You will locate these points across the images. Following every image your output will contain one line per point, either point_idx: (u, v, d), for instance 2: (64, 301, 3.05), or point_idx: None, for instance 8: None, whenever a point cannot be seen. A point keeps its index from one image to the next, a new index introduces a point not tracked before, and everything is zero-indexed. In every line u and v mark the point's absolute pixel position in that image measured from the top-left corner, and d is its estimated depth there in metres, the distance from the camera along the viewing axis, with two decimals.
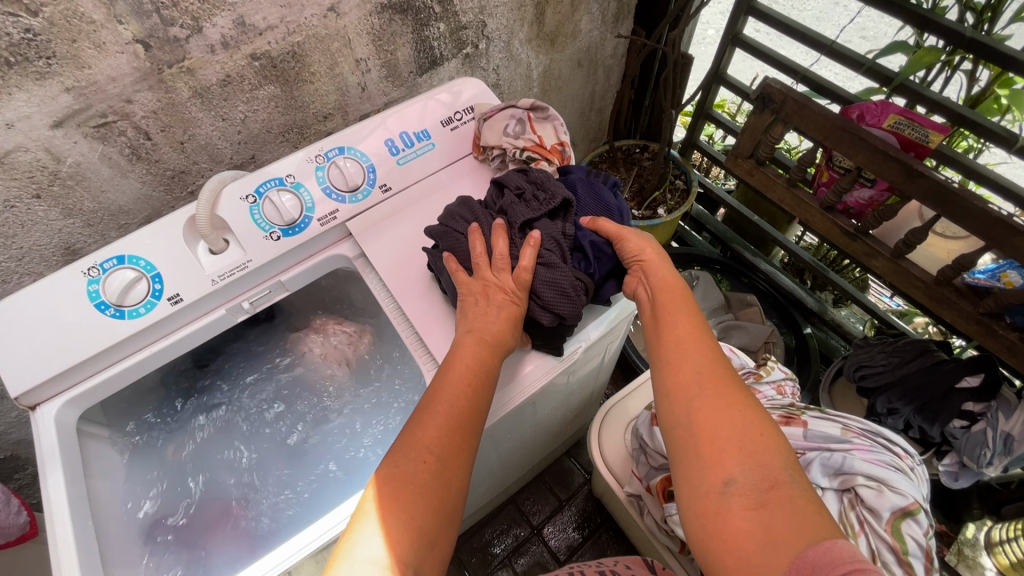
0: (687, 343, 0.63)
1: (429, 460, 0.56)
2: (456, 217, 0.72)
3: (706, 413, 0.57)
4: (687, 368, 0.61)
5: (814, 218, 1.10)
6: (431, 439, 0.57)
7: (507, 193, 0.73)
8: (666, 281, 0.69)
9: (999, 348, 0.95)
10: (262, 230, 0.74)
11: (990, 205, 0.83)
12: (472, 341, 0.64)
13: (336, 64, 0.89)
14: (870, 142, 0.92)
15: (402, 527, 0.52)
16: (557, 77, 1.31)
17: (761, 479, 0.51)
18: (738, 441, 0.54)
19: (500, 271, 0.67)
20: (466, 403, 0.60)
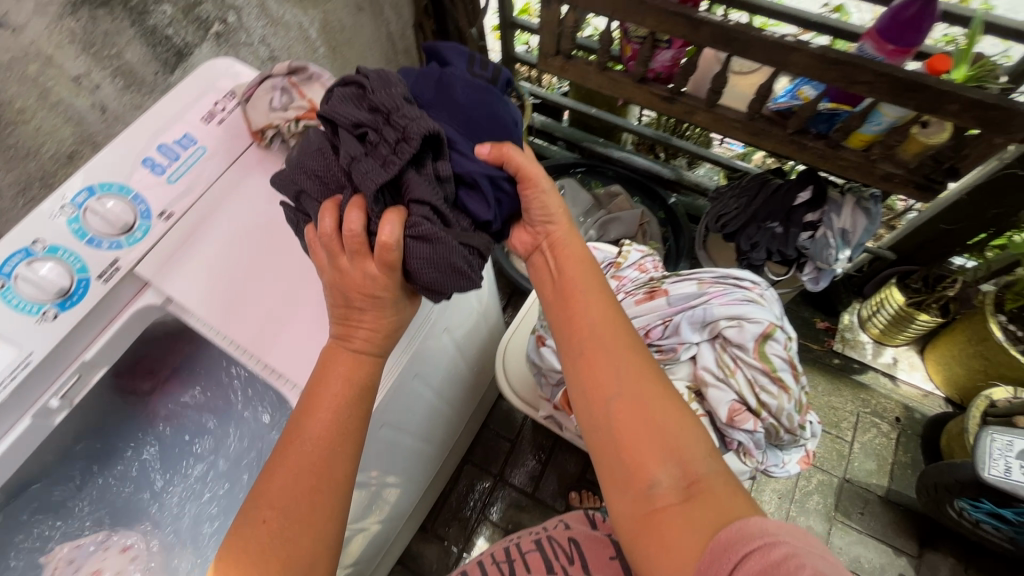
0: (603, 339, 0.61)
1: (273, 517, 0.52)
2: (307, 181, 0.58)
3: (627, 413, 0.57)
4: (604, 368, 0.60)
5: (634, 94, 1.12)
6: (280, 492, 0.53)
7: (349, 143, 0.56)
8: (570, 261, 0.67)
9: (813, 159, 1.04)
10: (29, 314, 0.60)
11: (766, 32, 0.88)
12: (341, 354, 0.60)
13: (48, 91, 0.72)
14: (651, 4, 0.92)
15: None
16: (340, 29, 1.19)
17: (683, 474, 0.54)
18: (657, 438, 0.56)
19: (361, 258, 0.56)
20: (335, 431, 0.56)
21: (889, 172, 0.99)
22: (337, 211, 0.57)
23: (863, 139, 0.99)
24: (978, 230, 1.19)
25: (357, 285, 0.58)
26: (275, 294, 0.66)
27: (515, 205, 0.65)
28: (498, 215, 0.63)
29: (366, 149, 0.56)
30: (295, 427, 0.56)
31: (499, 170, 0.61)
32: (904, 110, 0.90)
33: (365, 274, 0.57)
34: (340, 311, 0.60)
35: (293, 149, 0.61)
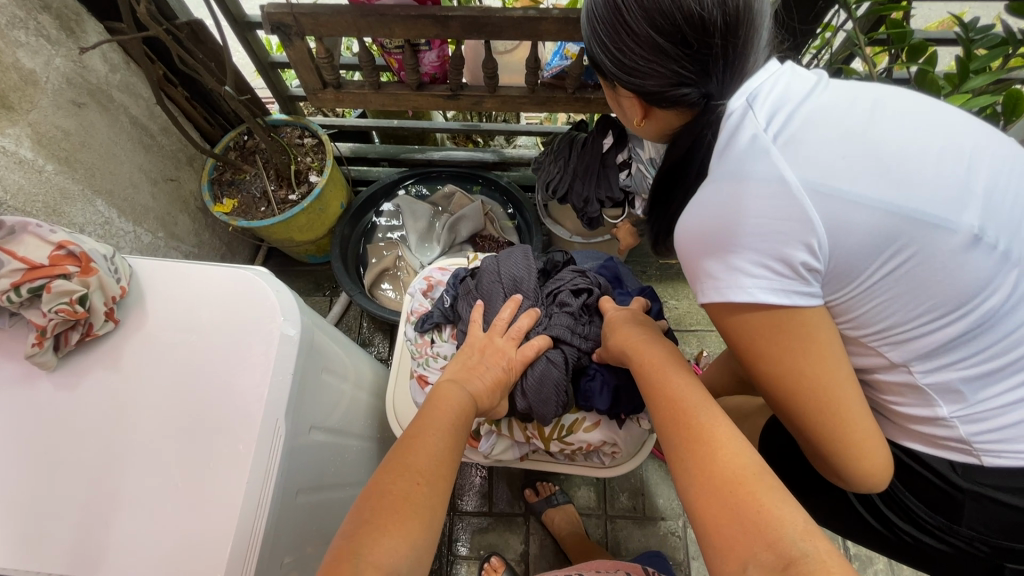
0: (686, 415, 0.52)
1: (424, 484, 0.52)
2: (508, 282, 0.78)
3: (716, 491, 0.46)
4: (689, 438, 0.50)
5: (418, 102, 1.08)
6: (430, 457, 0.55)
7: (561, 296, 0.77)
8: (637, 344, 0.63)
9: (601, 108, 1.10)
10: None
11: (509, 10, 0.89)
12: (455, 385, 0.65)
13: None
14: (391, 15, 0.89)
15: (400, 550, 0.47)
16: (62, 136, 1.00)
17: (775, 559, 0.41)
18: (743, 514, 0.44)
19: (510, 345, 0.71)
20: (451, 443, 0.58)
21: None
22: (516, 309, 0.74)
23: None
24: None
25: (494, 359, 0.69)
26: (82, 492, 0.52)
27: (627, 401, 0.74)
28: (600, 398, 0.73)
29: (565, 307, 0.76)
30: (438, 414, 0.60)
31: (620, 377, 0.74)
32: None
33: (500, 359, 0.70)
34: (465, 364, 0.69)
35: (510, 266, 0.80)
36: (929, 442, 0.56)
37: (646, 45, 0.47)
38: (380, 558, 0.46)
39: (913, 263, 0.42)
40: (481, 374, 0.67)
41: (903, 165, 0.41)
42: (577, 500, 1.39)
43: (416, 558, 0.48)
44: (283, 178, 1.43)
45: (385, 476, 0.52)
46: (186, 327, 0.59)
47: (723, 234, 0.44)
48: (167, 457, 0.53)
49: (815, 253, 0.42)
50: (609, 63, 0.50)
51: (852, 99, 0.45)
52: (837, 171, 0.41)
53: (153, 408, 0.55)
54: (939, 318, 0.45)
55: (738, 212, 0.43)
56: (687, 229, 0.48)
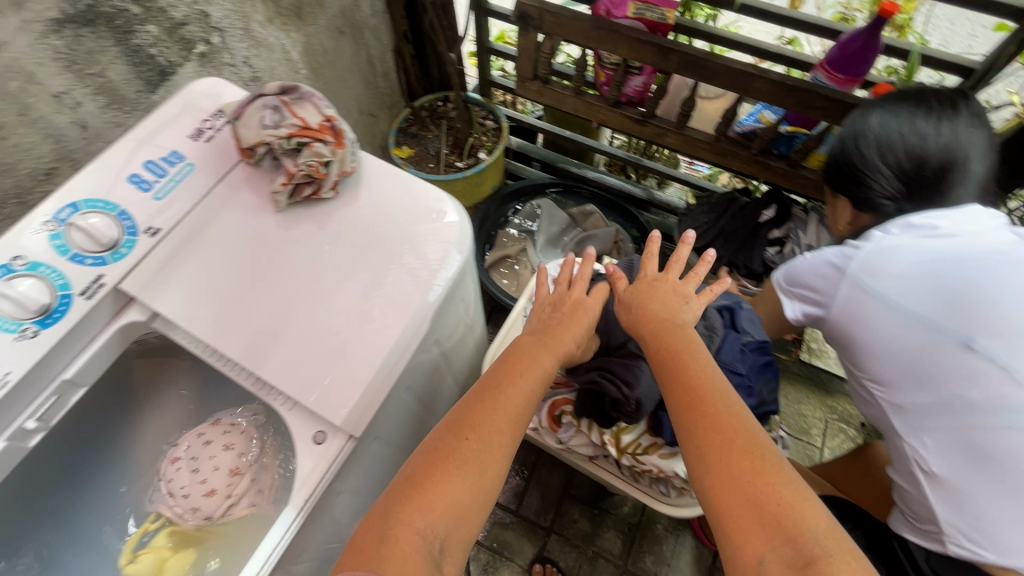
0: (710, 424, 0.55)
1: (473, 440, 0.59)
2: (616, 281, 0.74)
3: (734, 485, 0.51)
4: (717, 444, 0.53)
5: (608, 117, 1.17)
6: (496, 420, 0.61)
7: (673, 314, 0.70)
8: (661, 329, 0.65)
9: (777, 178, 1.11)
10: (8, 332, 0.60)
11: (730, 60, 0.95)
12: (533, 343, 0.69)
13: (29, 107, 0.71)
14: (623, 34, 0.98)
15: (444, 509, 0.55)
16: (321, 52, 1.21)
17: (797, 556, 0.46)
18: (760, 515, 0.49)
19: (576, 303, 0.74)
20: (515, 406, 0.62)
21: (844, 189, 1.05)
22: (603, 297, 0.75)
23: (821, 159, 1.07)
24: None
25: (575, 313, 0.73)
26: (268, 307, 0.64)
27: None
28: None
29: None
30: (507, 376, 0.64)
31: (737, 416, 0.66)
32: None
33: (580, 305, 0.74)
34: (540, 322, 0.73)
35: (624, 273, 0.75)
36: (921, 535, 0.76)
37: (869, 161, 0.80)
38: (413, 515, 0.54)
39: (929, 354, 0.69)
40: (559, 339, 0.69)
41: (968, 295, 0.67)
42: (603, 541, 1.35)
43: (456, 514, 0.56)
44: (458, 146, 1.58)
45: (443, 431, 0.60)
46: (384, 218, 0.70)
47: (822, 277, 0.82)
48: (336, 309, 0.64)
49: (861, 314, 0.77)
50: (835, 164, 0.85)
51: (990, 254, 0.68)
52: (905, 279, 0.71)
53: (338, 268, 0.66)
54: (945, 403, 0.69)
55: (836, 270, 0.80)
56: (810, 264, 0.85)
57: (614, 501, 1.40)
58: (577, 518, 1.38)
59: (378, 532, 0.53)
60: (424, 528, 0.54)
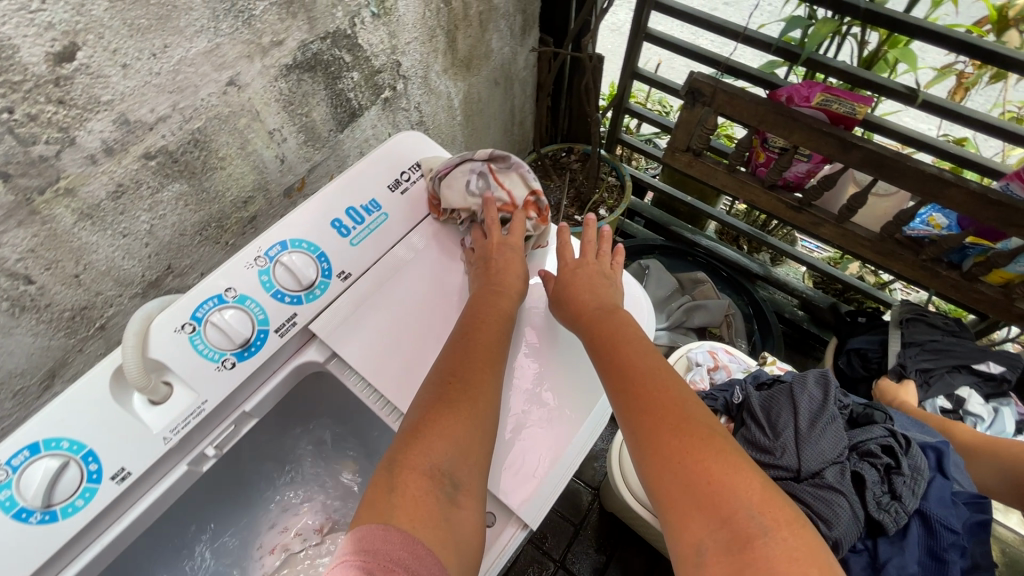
0: (652, 417, 0.57)
1: (456, 385, 0.59)
2: (806, 391, 0.67)
3: (671, 465, 0.53)
4: (653, 431, 0.56)
5: (758, 198, 1.13)
6: (470, 363, 0.61)
7: (876, 448, 0.62)
8: (593, 312, 0.68)
9: (945, 288, 1.03)
10: (211, 361, 0.62)
11: (922, 163, 0.89)
12: (485, 291, 0.68)
13: (247, 142, 0.76)
14: (804, 122, 0.94)
15: (448, 442, 0.55)
16: (477, 100, 1.24)
17: (732, 535, 0.48)
18: (695, 498, 0.51)
19: (501, 249, 0.72)
20: (489, 361, 0.62)
21: None
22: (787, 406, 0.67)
23: (1004, 277, 0.97)
24: None
25: (509, 255, 0.72)
26: None
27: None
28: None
29: (888, 467, 0.61)
30: (471, 333, 0.64)
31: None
32: None
33: (506, 245, 0.73)
34: (480, 266, 0.71)
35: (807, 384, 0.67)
36: None
37: None
38: (417, 460, 0.53)
39: None
40: (505, 283, 0.70)
41: None
42: None
43: (460, 446, 0.55)
44: (579, 199, 1.57)
45: (429, 388, 0.60)
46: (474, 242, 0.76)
47: None
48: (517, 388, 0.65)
49: None
50: None
51: None
52: None
53: None
54: None
55: None
56: None
57: None
58: None
59: (386, 487, 0.52)
60: (433, 463, 0.53)
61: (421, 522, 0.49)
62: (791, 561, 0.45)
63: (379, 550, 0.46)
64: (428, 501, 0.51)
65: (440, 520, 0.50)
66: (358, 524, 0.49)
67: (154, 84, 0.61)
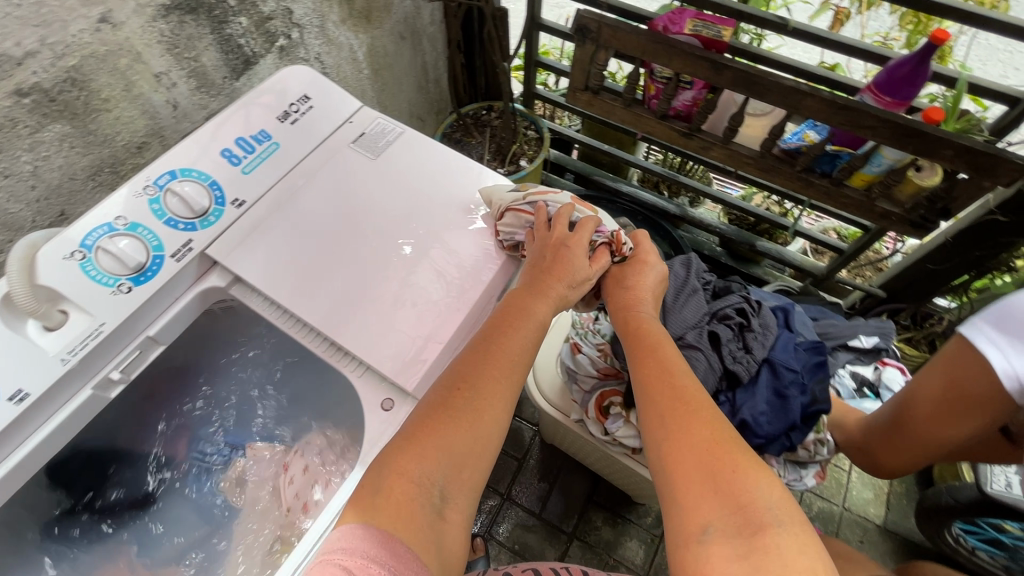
0: (676, 405, 0.58)
1: (463, 394, 0.59)
2: (678, 275, 0.76)
3: (688, 448, 0.54)
4: (684, 424, 0.56)
5: (655, 129, 1.22)
6: (487, 373, 0.60)
7: (734, 312, 0.72)
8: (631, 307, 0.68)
9: (820, 197, 1.13)
10: (106, 286, 0.64)
11: (781, 77, 0.98)
12: (523, 291, 0.68)
13: (131, 84, 0.77)
14: (679, 49, 1.02)
15: (442, 455, 0.56)
16: (383, 55, 1.26)
17: (744, 522, 0.47)
18: (709, 482, 0.51)
19: (551, 251, 0.70)
20: (512, 363, 0.62)
21: (887, 210, 1.09)
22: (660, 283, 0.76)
23: (865, 179, 1.09)
24: (963, 269, 1.31)
25: (562, 255, 0.70)
26: (347, 279, 0.70)
27: (771, 434, 0.66)
28: (763, 432, 0.66)
29: (741, 324, 0.71)
30: (499, 340, 0.63)
31: (787, 416, 0.66)
32: (903, 154, 0.99)
33: (564, 245, 0.71)
34: (533, 263, 0.70)
35: (675, 268, 0.76)
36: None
37: None
38: (405, 470, 0.54)
39: None
40: (551, 284, 0.68)
41: None
42: (624, 551, 1.35)
43: (451, 461, 0.56)
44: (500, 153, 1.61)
45: (437, 390, 0.60)
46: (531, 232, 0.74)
47: None
48: (412, 291, 0.70)
49: None
50: None
51: None
52: None
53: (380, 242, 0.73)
54: None
55: None
56: None
57: (638, 511, 1.40)
58: (599, 525, 1.38)
59: (371, 484, 0.54)
60: (421, 477, 0.54)
61: (407, 528, 0.51)
62: (799, 553, 0.44)
63: (356, 548, 0.47)
64: (413, 510, 0.52)
65: (422, 525, 0.52)
66: (341, 521, 0.51)
67: (17, 16, 0.62)
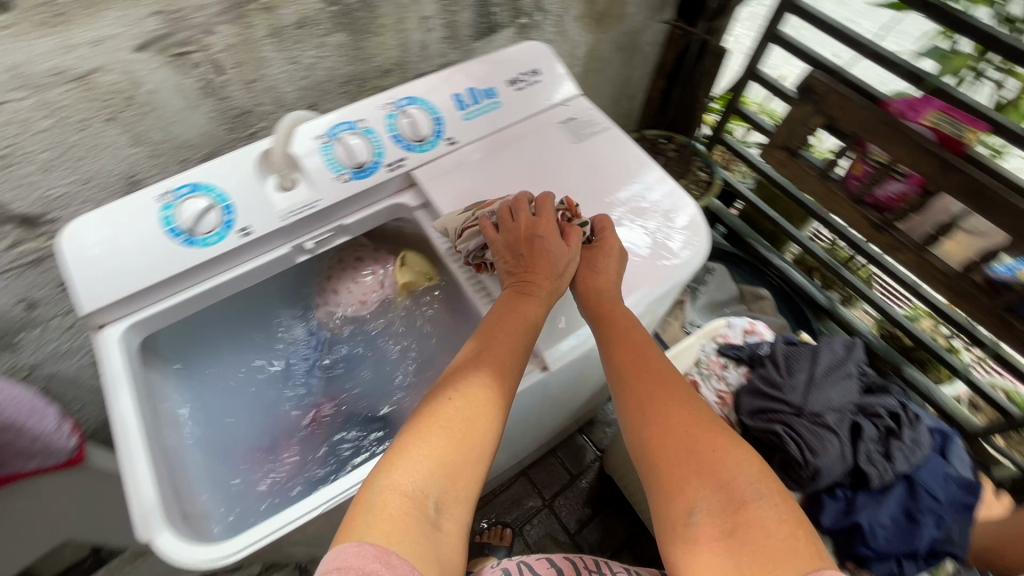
0: (654, 400, 0.59)
1: (456, 398, 0.57)
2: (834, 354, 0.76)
3: (672, 437, 0.55)
4: (666, 418, 0.57)
5: (842, 209, 1.15)
6: (470, 379, 0.59)
7: (888, 413, 0.70)
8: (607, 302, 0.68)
9: (1012, 341, 1.00)
10: (333, 171, 0.76)
11: (1020, 200, 0.88)
12: (513, 296, 0.67)
13: (403, 19, 0.89)
14: (908, 136, 0.96)
15: (429, 457, 0.52)
16: (597, 60, 1.33)
17: (727, 500, 0.50)
18: (693, 464, 0.53)
19: (524, 250, 0.69)
20: (503, 355, 0.62)
21: None
22: (813, 356, 0.76)
23: None
24: None
25: (538, 247, 0.69)
26: None
27: (883, 546, 0.65)
28: (877, 541, 0.65)
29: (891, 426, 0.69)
30: (488, 331, 0.64)
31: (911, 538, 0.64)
32: None
33: (537, 235, 0.69)
34: (510, 268, 0.70)
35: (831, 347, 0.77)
36: None
37: None
38: (398, 479, 0.50)
39: None
40: (538, 283, 0.67)
41: None
42: None
43: (444, 469, 0.52)
44: None
45: (433, 399, 0.57)
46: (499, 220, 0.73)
47: None
48: None
49: None
50: None
51: None
52: None
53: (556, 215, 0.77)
54: None
55: None
56: None
57: None
58: None
59: (365, 499, 0.49)
60: (411, 485, 0.50)
61: (405, 540, 0.46)
62: (781, 521, 0.47)
63: (356, 563, 0.43)
64: (408, 520, 0.47)
65: (421, 536, 0.47)
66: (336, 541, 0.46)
67: None
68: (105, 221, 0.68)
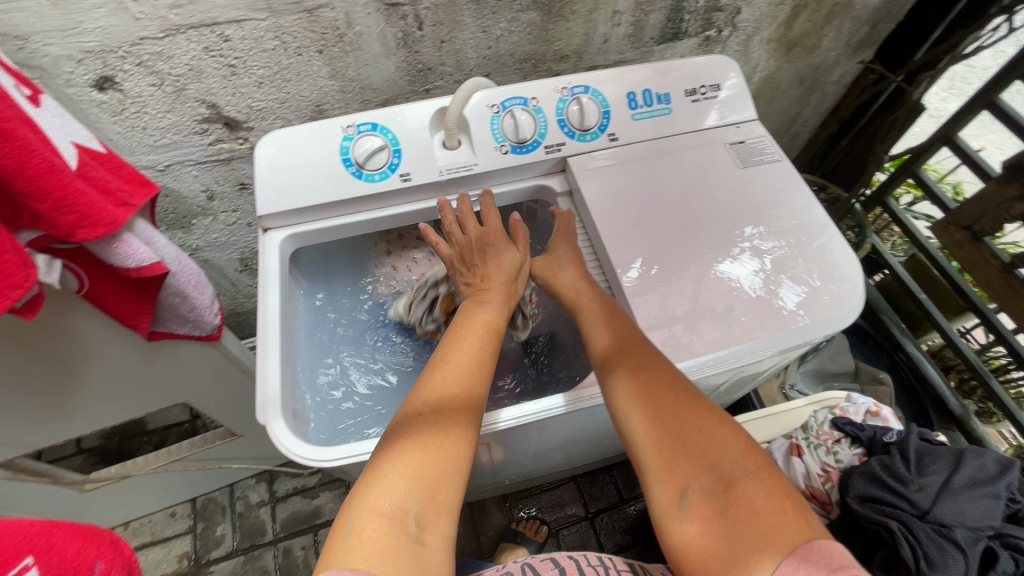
0: (639, 390, 0.58)
1: (428, 412, 0.55)
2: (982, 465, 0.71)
3: (663, 429, 0.54)
4: (652, 409, 0.56)
5: (1019, 311, 1.01)
6: (439, 383, 0.58)
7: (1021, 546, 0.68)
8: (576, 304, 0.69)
9: None
10: (496, 140, 0.78)
11: None
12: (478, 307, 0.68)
13: (595, 10, 0.89)
14: None
15: (405, 472, 0.50)
16: (772, 88, 1.25)
17: (717, 480, 0.49)
18: (683, 449, 0.52)
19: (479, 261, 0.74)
20: (479, 351, 0.63)
21: None
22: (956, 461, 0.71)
23: None
24: None
25: (487, 255, 0.74)
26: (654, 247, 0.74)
27: None
28: None
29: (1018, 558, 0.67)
30: (453, 339, 0.63)
31: None
32: None
33: (487, 244, 0.74)
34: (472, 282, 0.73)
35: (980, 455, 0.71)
36: None
37: None
38: (375, 497, 0.48)
39: None
40: (490, 288, 0.71)
41: None
42: None
43: (421, 483, 0.50)
44: None
45: (406, 411, 0.55)
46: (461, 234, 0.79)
47: None
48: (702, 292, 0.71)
49: None
50: None
51: None
52: None
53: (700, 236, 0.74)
54: None
55: None
56: None
57: None
58: None
59: (342, 522, 0.46)
60: (390, 500, 0.48)
61: (387, 560, 0.43)
62: (770, 496, 0.46)
63: None
64: (392, 540, 0.45)
65: (404, 554, 0.44)
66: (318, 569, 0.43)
67: None
68: (297, 138, 0.76)
